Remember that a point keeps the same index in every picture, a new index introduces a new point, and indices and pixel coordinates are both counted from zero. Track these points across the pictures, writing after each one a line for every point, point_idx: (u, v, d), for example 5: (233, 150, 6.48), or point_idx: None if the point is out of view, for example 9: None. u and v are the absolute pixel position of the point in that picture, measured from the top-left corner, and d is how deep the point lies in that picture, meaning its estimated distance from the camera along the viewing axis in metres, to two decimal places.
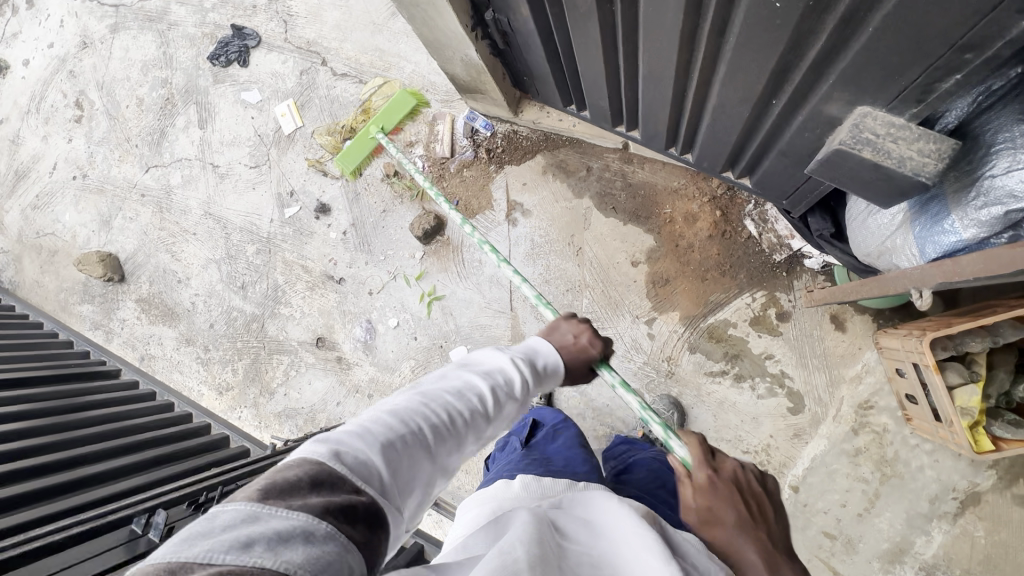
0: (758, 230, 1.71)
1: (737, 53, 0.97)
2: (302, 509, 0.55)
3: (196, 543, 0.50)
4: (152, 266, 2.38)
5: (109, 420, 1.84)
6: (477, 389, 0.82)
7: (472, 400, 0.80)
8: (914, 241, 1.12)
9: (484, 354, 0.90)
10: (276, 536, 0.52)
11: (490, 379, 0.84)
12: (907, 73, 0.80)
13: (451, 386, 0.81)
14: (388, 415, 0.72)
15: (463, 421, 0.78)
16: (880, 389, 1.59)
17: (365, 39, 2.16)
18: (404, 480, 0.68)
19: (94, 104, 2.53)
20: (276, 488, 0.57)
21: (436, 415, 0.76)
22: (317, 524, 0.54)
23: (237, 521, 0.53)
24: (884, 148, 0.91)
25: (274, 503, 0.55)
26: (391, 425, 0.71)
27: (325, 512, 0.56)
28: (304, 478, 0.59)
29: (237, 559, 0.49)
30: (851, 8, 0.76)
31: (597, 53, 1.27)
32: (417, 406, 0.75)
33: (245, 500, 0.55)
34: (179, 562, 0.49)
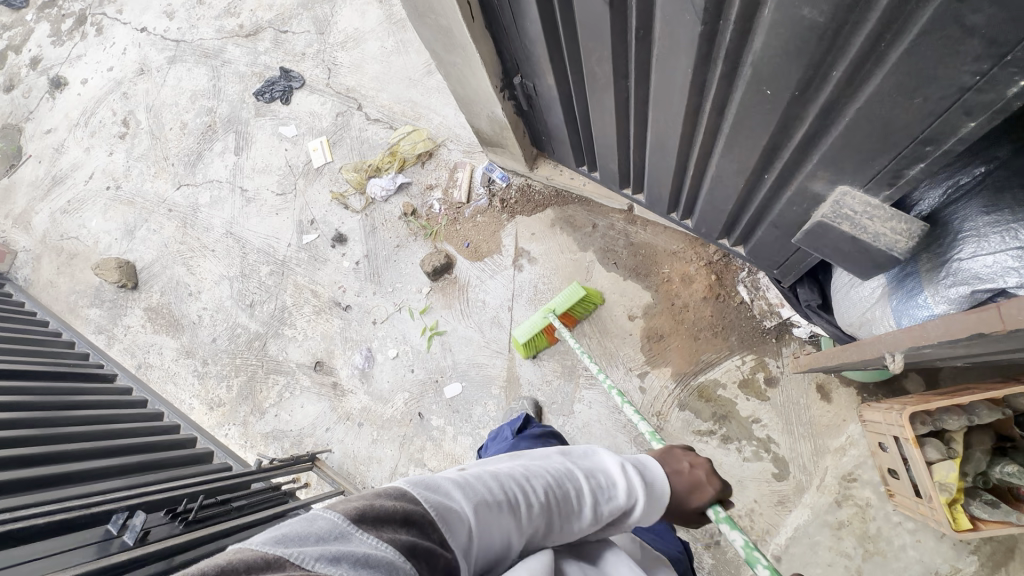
0: (750, 296, 1.80)
1: (734, 130, 1.09)
2: (389, 542, 0.59)
3: (292, 546, 0.55)
4: (166, 277, 2.46)
5: (98, 422, 1.84)
6: (580, 484, 0.85)
7: (569, 489, 0.83)
8: (891, 313, 1.20)
9: (603, 453, 0.93)
10: (363, 560, 0.56)
11: (595, 480, 0.87)
12: (879, 157, 0.92)
13: (554, 468, 0.86)
14: (490, 477, 0.77)
15: (559, 504, 0.81)
16: (863, 462, 1.62)
17: (400, 92, 2.36)
18: (489, 544, 0.71)
19: (140, 124, 2.72)
20: (371, 514, 0.61)
21: (534, 493, 0.79)
22: (403, 561, 0.58)
23: (331, 534, 0.58)
24: (862, 224, 1.02)
25: (367, 529, 0.59)
26: (493, 489, 0.75)
27: (409, 553, 0.59)
28: (400, 514, 0.63)
29: (325, 569, 0.54)
30: (828, 101, 0.88)
31: (610, 120, 1.40)
32: (521, 479, 0.80)
33: (343, 515, 0.60)
34: (273, 556, 0.54)
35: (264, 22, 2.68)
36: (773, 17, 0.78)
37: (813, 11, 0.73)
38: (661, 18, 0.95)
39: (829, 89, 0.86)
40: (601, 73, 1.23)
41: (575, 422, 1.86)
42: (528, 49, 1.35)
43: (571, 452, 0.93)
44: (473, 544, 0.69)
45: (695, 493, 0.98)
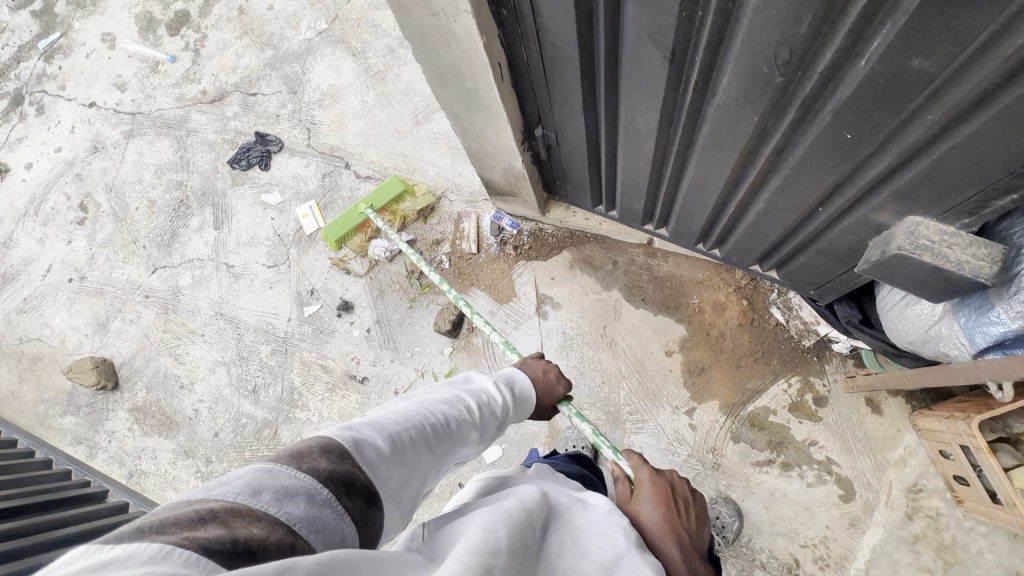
0: (785, 317, 1.79)
1: (797, 171, 1.07)
2: (309, 474, 0.64)
3: (218, 486, 0.58)
4: (151, 371, 2.23)
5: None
6: (467, 401, 0.96)
7: (461, 408, 0.94)
8: (960, 331, 1.20)
9: (474, 375, 1.06)
10: (284, 489, 0.60)
11: (480, 395, 1.00)
12: (962, 191, 0.92)
13: (444, 396, 0.94)
14: (387, 413, 0.82)
15: (453, 424, 0.90)
16: (925, 471, 1.61)
17: (389, 146, 2.27)
18: (404, 471, 0.78)
19: (100, 206, 2.50)
20: (290, 453, 0.65)
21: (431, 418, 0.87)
22: (320, 488, 0.63)
23: (252, 473, 0.61)
24: (943, 253, 1.00)
25: (288, 463, 0.63)
26: (396, 422, 0.81)
27: (327, 480, 0.65)
28: (315, 450, 0.67)
29: (247, 500, 0.57)
30: (916, 142, 0.88)
31: (645, 165, 1.36)
32: (416, 409, 0.87)
33: (266, 458, 0.63)
34: (197, 498, 0.56)
35: (229, 86, 2.54)
36: (874, 68, 0.76)
37: (924, 62, 0.72)
38: (729, 74, 0.92)
39: (920, 131, 0.85)
40: (643, 123, 1.19)
41: None
42: (557, 104, 1.30)
43: (453, 380, 1.02)
44: (389, 472, 0.74)
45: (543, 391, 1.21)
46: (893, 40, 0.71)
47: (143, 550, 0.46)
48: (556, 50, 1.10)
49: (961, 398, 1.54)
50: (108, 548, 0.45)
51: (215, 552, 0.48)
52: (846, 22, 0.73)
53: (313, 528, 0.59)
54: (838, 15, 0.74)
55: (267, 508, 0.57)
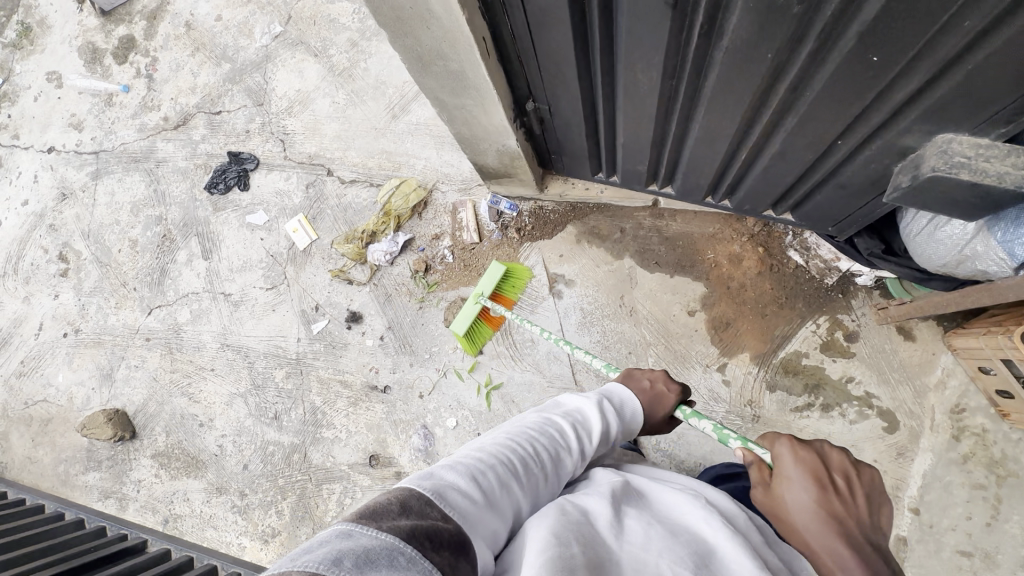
0: (804, 258, 1.75)
1: (817, 105, 1.01)
2: (392, 531, 0.57)
3: (295, 556, 0.53)
4: (167, 414, 2.17)
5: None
6: (558, 427, 0.97)
7: (546, 438, 0.92)
8: (1000, 246, 1.16)
9: (566, 401, 1.07)
10: (365, 555, 0.54)
11: (563, 423, 0.98)
12: (1000, 99, 0.87)
13: (532, 425, 0.95)
14: (475, 451, 0.83)
15: (546, 451, 0.90)
16: (966, 390, 1.60)
17: (369, 145, 2.18)
18: (496, 506, 0.75)
19: (81, 254, 2.39)
20: (366, 512, 0.59)
21: (520, 448, 0.87)
22: (405, 546, 0.56)
23: (332, 537, 0.55)
24: (980, 167, 0.95)
25: (367, 523, 0.58)
26: (480, 459, 0.80)
27: (411, 537, 0.58)
28: (395, 504, 0.62)
29: (328, 569, 0.51)
30: (950, 52, 0.82)
31: (649, 125, 1.30)
32: (504, 442, 0.88)
33: (343, 519, 0.58)
34: (274, 572, 0.51)
35: (191, 108, 2.42)
36: None
37: None
38: (740, 12, 0.86)
39: (955, 40, 0.80)
40: (645, 80, 1.12)
41: (669, 436, 1.77)
42: (549, 74, 1.22)
43: (534, 414, 1.01)
44: (482, 508, 0.72)
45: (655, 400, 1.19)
46: None
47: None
48: (544, 15, 1.02)
49: (994, 312, 1.52)
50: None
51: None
52: None
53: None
54: None
55: None
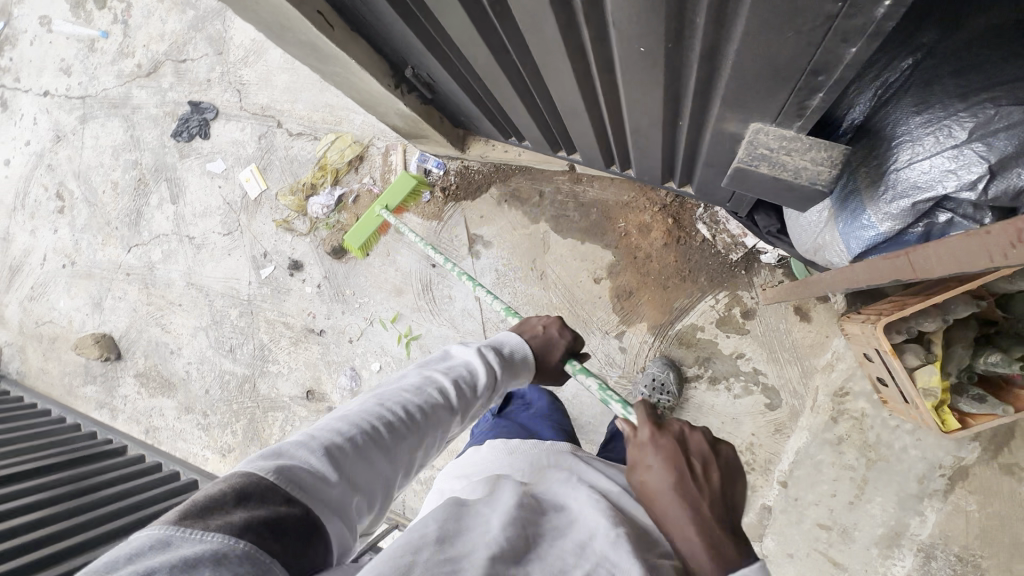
0: (711, 232, 1.72)
1: (628, 87, 1.01)
2: (221, 530, 0.56)
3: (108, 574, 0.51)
4: (145, 340, 2.46)
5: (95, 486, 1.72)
6: (437, 384, 0.89)
7: (427, 395, 0.86)
8: (839, 238, 1.12)
9: (453, 349, 0.97)
10: (183, 561, 0.52)
11: (453, 373, 0.91)
12: (775, 96, 0.84)
13: (411, 383, 0.88)
14: (334, 423, 0.77)
15: (425, 414, 0.84)
16: (852, 374, 1.59)
17: (314, 98, 2.23)
18: (356, 481, 0.72)
19: (73, 193, 2.64)
20: (196, 507, 0.57)
21: (391, 413, 0.81)
22: (233, 545, 0.54)
23: (147, 547, 0.53)
24: (780, 161, 0.94)
25: (190, 524, 0.55)
26: (339, 429, 0.75)
27: (245, 530, 0.56)
28: (234, 491, 0.60)
29: None
30: (708, 45, 0.81)
31: (514, 95, 1.30)
32: (372, 408, 0.81)
33: (162, 524, 0.56)
34: None
35: (160, 56, 2.52)
36: None
37: None
38: None
39: (701, 34, 0.79)
40: (481, 54, 1.14)
41: (566, 396, 1.87)
42: (405, 42, 1.25)
43: (419, 363, 0.94)
44: (335, 483, 0.69)
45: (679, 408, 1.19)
46: None
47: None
48: None
49: (888, 299, 1.44)
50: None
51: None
52: None
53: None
54: None
55: None
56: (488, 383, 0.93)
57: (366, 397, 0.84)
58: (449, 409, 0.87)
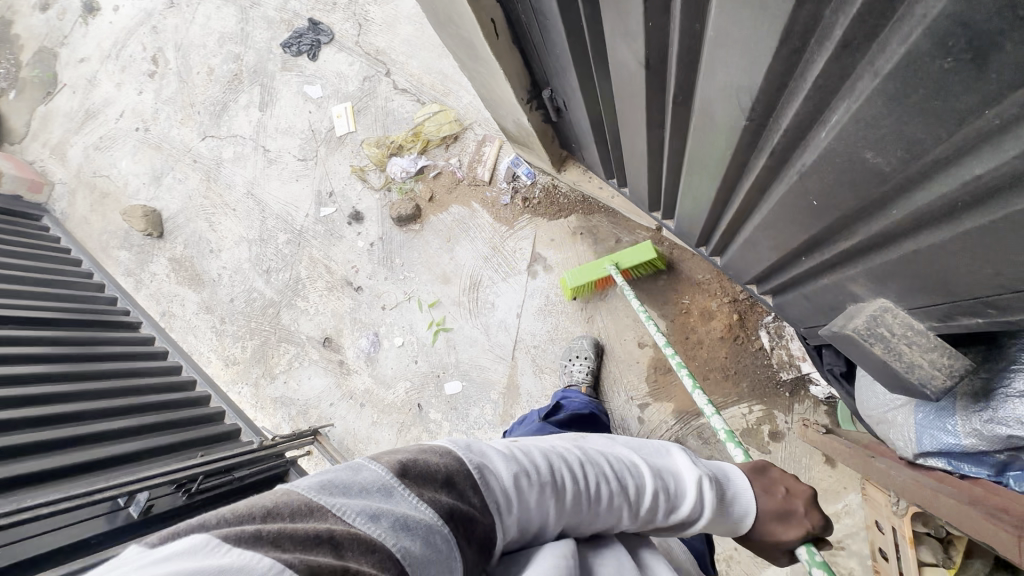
0: (771, 343, 1.69)
1: (774, 214, 0.97)
2: (430, 504, 0.60)
3: (340, 496, 0.56)
4: (190, 230, 2.47)
5: (71, 376, 1.80)
6: (641, 480, 0.83)
7: (626, 481, 0.82)
8: (914, 426, 1.10)
9: (678, 456, 0.90)
10: (403, 520, 0.56)
11: (660, 482, 0.84)
12: (931, 295, 0.79)
13: (620, 461, 0.84)
14: (542, 454, 0.77)
15: (612, 497, 0.79)
16: (854, 532, 1.57)
17: (431, 61, 2.19)
18: (525, 519, 0.71)
19: (169, 64, 2.63)
20: (411, 468, 0.62)
21: (589, 477, 0.78)
22: (438, 526, 0.58)
23: (376, 487, 0.59)
24: (896, 349, 0.90)
25: (410, 485, 0.60)
26: (543, 467, 0.75)
27: (448, 517, 0.60)
28: (441, 474, 0.64)
29: (367, 525, 0.54)
30: (886, 229, 0.75)
31: (644, 159, 1.26)
32: (577, 463, 0.79)
33: (387, 467, 0.61)
34: (318, 505, 0.54)
35: None
36: (832, 143, 0.64)
37: (877, 157, 0.60)
38: (703, 94, 0.79)
39: (888, 221, 0.73)
40: (635, 118, 1.09)
41: None
42: (560, 71, 1.20)
43: (636, 447, 0.90)
44: (513, 509, 0.69)
45: (784, 521, 0.93)
46: (847, 120, 0.58)
47: (257, 563, 0.44)
48: (549, 20, 1.01)
49: None
50: (225, 548, 0.45)
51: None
52: (807, 81, 0.60)
53: (425, 568, 0.54)
54: (799, 69, 0.60)
55: (384, 537, 0.54)
56: (686, 513, 0.85)
57: (573, 446, 0.83)
58: (631, 511, 0.81)
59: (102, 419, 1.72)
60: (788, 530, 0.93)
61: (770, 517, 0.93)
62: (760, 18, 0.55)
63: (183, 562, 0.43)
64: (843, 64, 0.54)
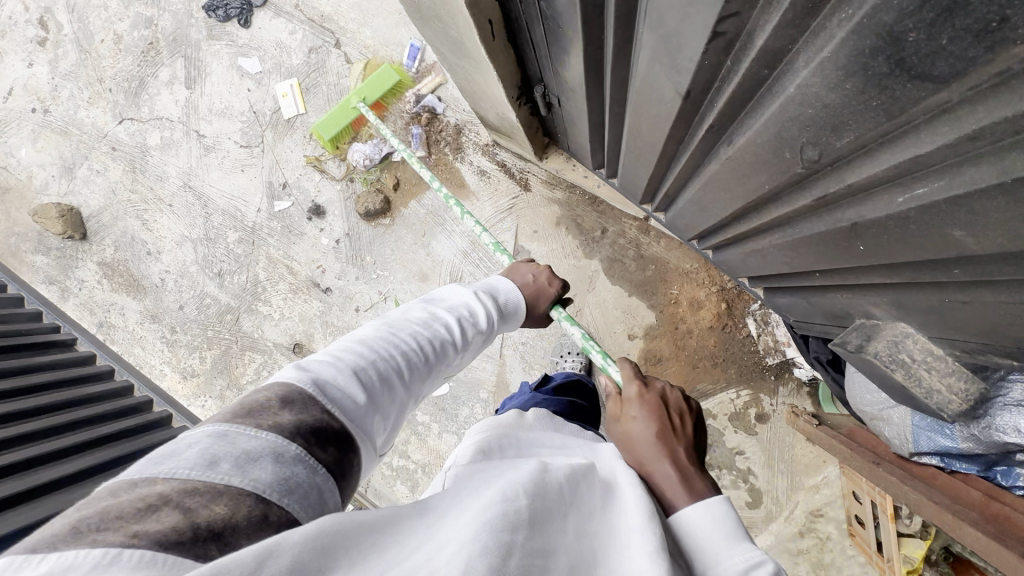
0: (757, 331, 1.71)
1: (799, 244, 0.92)
2: (271, 430, 0.50)
3: (162, 462, 0.45)
4: (119, 230, 2.15)
5: (3, 418, 1.49)
6: (441, 319, 0.77)
7: (437, 331, 0.75)
8: (910, 429, 1.12)
9: (445, 290, 0.84)
10: (245, 455, 0.47)
11: (456, 311, 0.79)
12: (965, 335, 0.78)
13: (417, 317, 0.76)
14: (361, 347, 0.66)
15: (432, 351, 0.73)
16: (833, 501, 1.66)
17: (387, 30, 1.96)
18: (383, 404, 0.63)
19: (62, 28, 2.21)
20: (243, 409, 0.52)
21: (408, 346, 0.70)
22: (286, 445, 0.49)
23: (202, 439, 0.48)
24: (916, 375, 0.89)
25: (241, 423, 0.50)
26: (362, 354, 0.65)
27: (295, 434, 0.51)
28: (274, 400, 0.54)
29: (202, 475, 0.44)
30: (934, 279, 0.72)
31: (647, 165, 1.18)
32: (386, 336, 0.70)
33: (213, 422, 0.50)
34: (143, 477, 0.44)
35: None
36: (909, 211, 0.59)
37: (966, 235, 0.55)
38: (747, 140, 0.72)
39: (941, 276, 0.70)
40: (648, 133, 0.99)
41: None
42: (555, 72, 1.08)
43: (425, 297, 0.82)
44: (364, 403, 0.60)
45: (537, 299, 0.98)
46: (941, 199, 0.53)
47: (82, 560, 0.35)
48: (561, 27, 0.88)
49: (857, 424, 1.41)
50: (40, 559, 0.35)
51: (170, 545, 0.38)
52: (897, 155, 0.54)
53: (287, 492, 0.46)
54: (889, 141, 0.54)
55: (227, 479, 0.45)
56: (486, 324, 0.82)
57: (379, 323, 0.72)
58: (453, 348, 0.76)
59: (54, 464, 1.45)
60: (540, 303, 0.98)
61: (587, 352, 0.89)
62: (871, 94, 0.49)
63: None
64: (956, 151, 0.49)
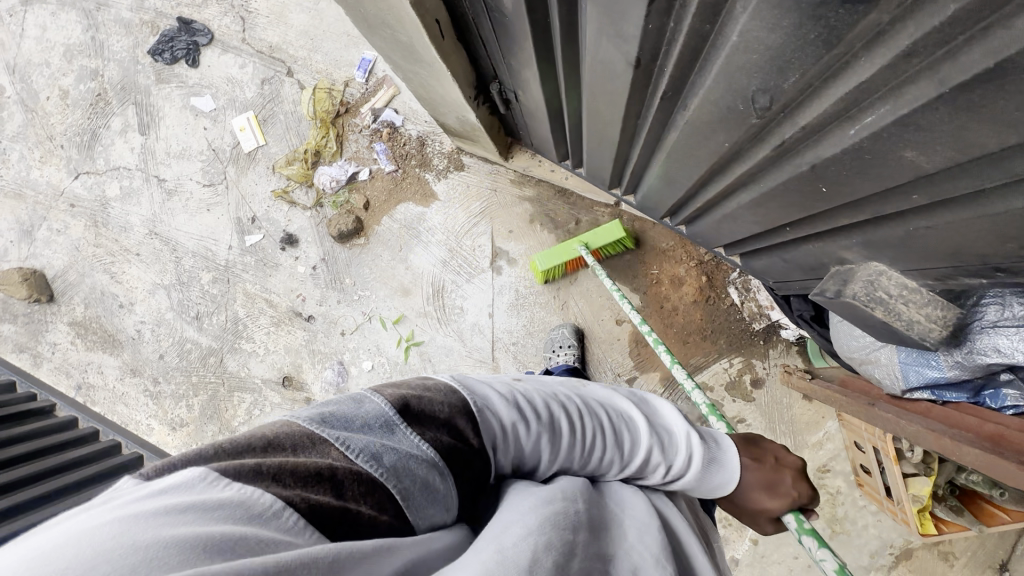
0: (740, 298, 1.74)
1: (764, 199, 0.94)
2: (431, 442, 0.53)
3: (342, 427, 0.49)
4: (88, 287, 2.10)
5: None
6: (632, 427, 0.74)
7: (617, 429, 0.73)
8: (899, 366, 1.14)
9: (665, 406, 0.81)
10: (402, 460, 0.49)
11: (652, 430, 0.75)
12: (932, 262, 0.81)
13: (611, 404, 0.75)
14: (543, 396, 0.68)
15: (598, 447, 0.70)
16: (837, 455, 1.68)
17: (337, 53, 1.97)
18: (518, 457, 0.63)
19: (4, 90, 2.17)
20: (416, 404, 0.55)
21: (581, 424, 0.69)
22: (437, 461, 0.52)
23: (375, 423, 0.51)
24: (896, 310, 0.92)
25: (410, 424, 0.53)
26: (542, 408, 0.66)
27: (446, 451, 0.53)
28: (443, 413, 0.56)
29: (365, 464, 0.47)
30: (896, 209, 0.75)
31: (610, 147, 1.20)
32: (571, 404, 0.70)
33: (392, 402, 0.53)
34: (319, 434, 0.47)
35: None
36: (862, 142, 0.61)
37: (918, 155, 0.57)
38: (702, 98, 0.74)
39: (900, 204, 0.72)
40: (605, 111, 1.00)
41: None
42: (507, 65, 1.10)
43: (634, 396, 0.81)
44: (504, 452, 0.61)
45: (769, 491, 0.81)
46: (888, 124, 0.56)
47: (258, 500, 0.39)
48: (508, 18, 0.90)
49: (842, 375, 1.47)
50: (225, 483, 0.40)
51: (314, 519, 0.41)
52: (842, 87, 0.57)
53: (417, 508, 0.48)
54: (833, 76, 0.57)
55: (383, 476, 0.47)
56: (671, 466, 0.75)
57: (572, 392, 0.73)
58: (621, 461, 0.72)
59: None
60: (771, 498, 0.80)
61: (754, 484, 0.80)
62: (809, 26, 0.51)
63: (175, 497, 0.38)
64: (897, 72, 0.51)
